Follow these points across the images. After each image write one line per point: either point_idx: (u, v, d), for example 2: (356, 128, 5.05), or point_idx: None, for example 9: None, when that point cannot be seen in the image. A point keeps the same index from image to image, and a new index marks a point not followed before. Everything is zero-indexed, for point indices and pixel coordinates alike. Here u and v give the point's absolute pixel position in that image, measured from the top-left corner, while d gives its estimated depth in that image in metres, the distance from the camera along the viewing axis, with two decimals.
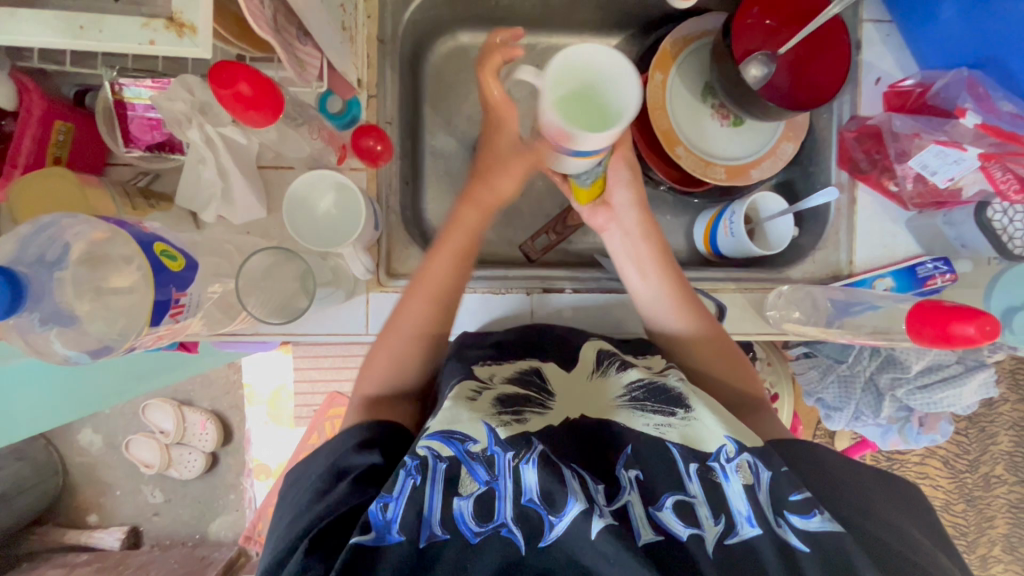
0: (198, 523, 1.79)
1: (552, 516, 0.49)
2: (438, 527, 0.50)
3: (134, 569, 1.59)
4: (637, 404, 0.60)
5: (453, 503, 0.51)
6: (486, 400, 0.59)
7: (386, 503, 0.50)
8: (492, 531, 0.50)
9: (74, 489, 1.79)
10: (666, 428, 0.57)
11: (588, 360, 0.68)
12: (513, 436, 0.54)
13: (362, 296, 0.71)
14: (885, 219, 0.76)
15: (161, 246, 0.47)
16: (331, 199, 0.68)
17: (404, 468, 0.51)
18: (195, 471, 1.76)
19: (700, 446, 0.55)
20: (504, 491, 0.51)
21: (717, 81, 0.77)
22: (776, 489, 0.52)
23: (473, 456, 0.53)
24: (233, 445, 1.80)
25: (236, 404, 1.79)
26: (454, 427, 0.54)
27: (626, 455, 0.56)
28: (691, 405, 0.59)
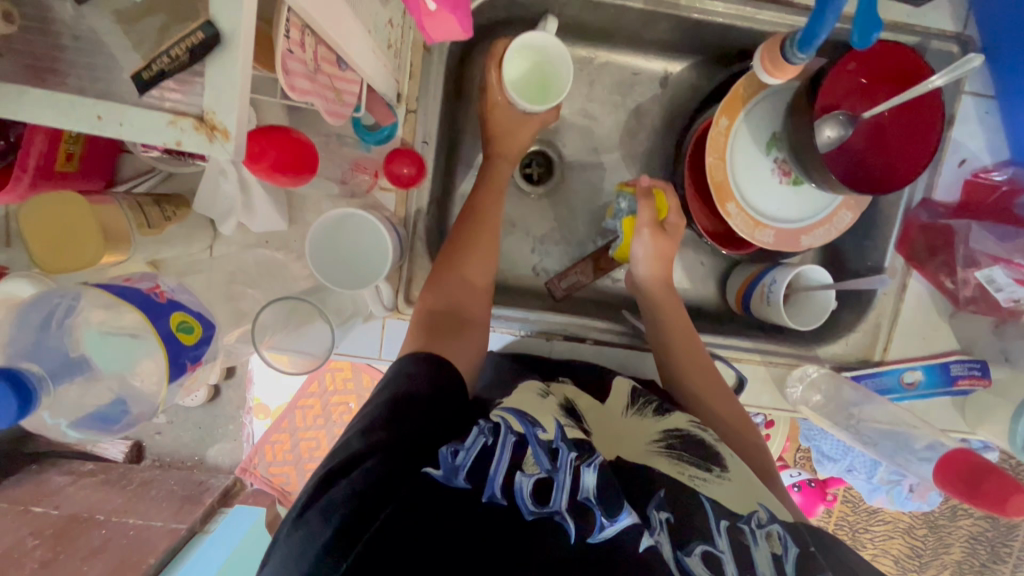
0: (198, 445, 1.77)
1: (605, 517, 0.47)
2: (499, 492, 0.48)
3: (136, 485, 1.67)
4: (672, 451, 0.58)
5: (513, 478, 0.48)
6: (550, 400, 0.58)
7: (457, 449, 0.49)
8: (547, 516, 0.47)
9: None
10: (701, 481, 0.55)
11: (624, 392, 0.66)
12: (577, 438, 0.53)
13: (379, 319, 0.69)
14: (931, 312, 0.72)
15: (177, 318, 0.47)
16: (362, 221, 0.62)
17: (478, 426, 0.50)
18: (197, 400, 1.81)
19: (732, 506, 0.53)
20: (561, 484, 0.48)
21: (787, 136, 0.70)
22: (804, 566, 0.50)
23: (540, 442, 0.51)
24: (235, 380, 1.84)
25: None
26: (527, 410, 0.54)
27: (659, 497, 0.52)
28: (728, 465, 0.58)
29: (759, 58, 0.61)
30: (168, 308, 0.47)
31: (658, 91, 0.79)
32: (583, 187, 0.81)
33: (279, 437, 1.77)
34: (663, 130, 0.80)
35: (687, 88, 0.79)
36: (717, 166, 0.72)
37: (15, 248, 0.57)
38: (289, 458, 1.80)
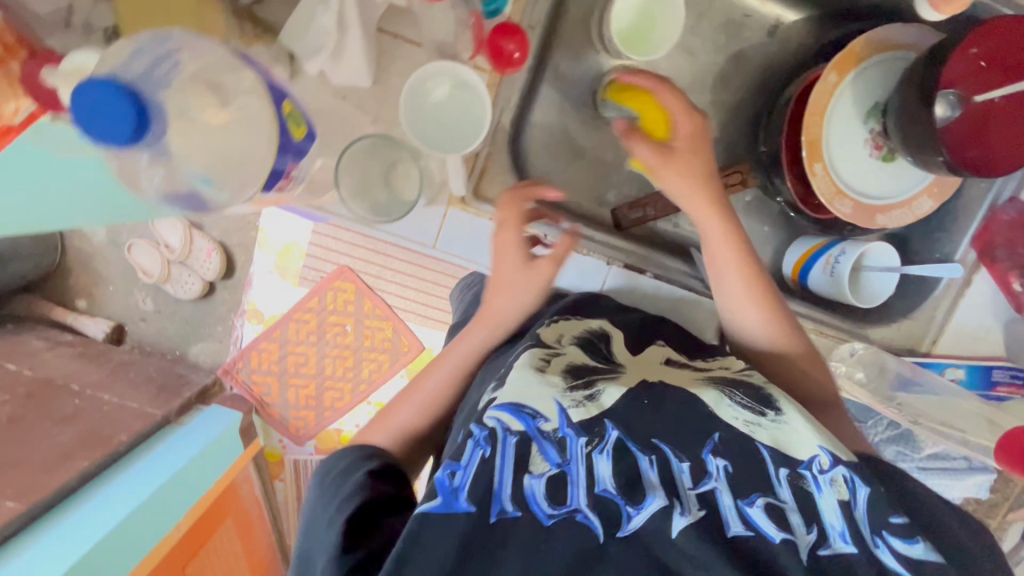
0: (182, 342, 1.83)
1: (631, 506, 0.48)
2: (508, 503, 0.47)
3: (115, 365, 1.64)
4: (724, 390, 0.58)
5: (524, 481, 0.49)
6: (557, 367, 0.58)
7: (454, 471, 0.49)
8: (566, 515, 0.47)
9: (69, 271, 1.81)
10: (757, 428, 0.55)
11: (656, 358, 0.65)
12: (586, 420, 0.53)
13: (442, 207, 0.67)
14: (987, 312, 0.72)
15: (290, 109, 0.48)
16: (444, 90, 0.61)
17: (474, 439, 0.50)
18: (190, 293, 1.77)
19: (794, 450, 0.53)
20: (576, 478, 0.49)
21: (894, 105, 0.68)
22: (875, 509, 0.51)
23: (545, 434, 0.51)
24: (232, 281, 1.80)
25: (244, 244, 1.77)
26: (524, 401, 0.53)
27: (713, 444, 0.53)
28: (781, 407, 0.57)
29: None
30: (283, 96, 0.47)
31: (764, 40, 0.75)
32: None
33: (268, 346, 1.77)
34: (761, 81, 0.77)
35: (794, 44, 0.76)
36: (815, 124, 0.69)
37: (80, 39, 0.53)
38: (275, 369, 1.79)
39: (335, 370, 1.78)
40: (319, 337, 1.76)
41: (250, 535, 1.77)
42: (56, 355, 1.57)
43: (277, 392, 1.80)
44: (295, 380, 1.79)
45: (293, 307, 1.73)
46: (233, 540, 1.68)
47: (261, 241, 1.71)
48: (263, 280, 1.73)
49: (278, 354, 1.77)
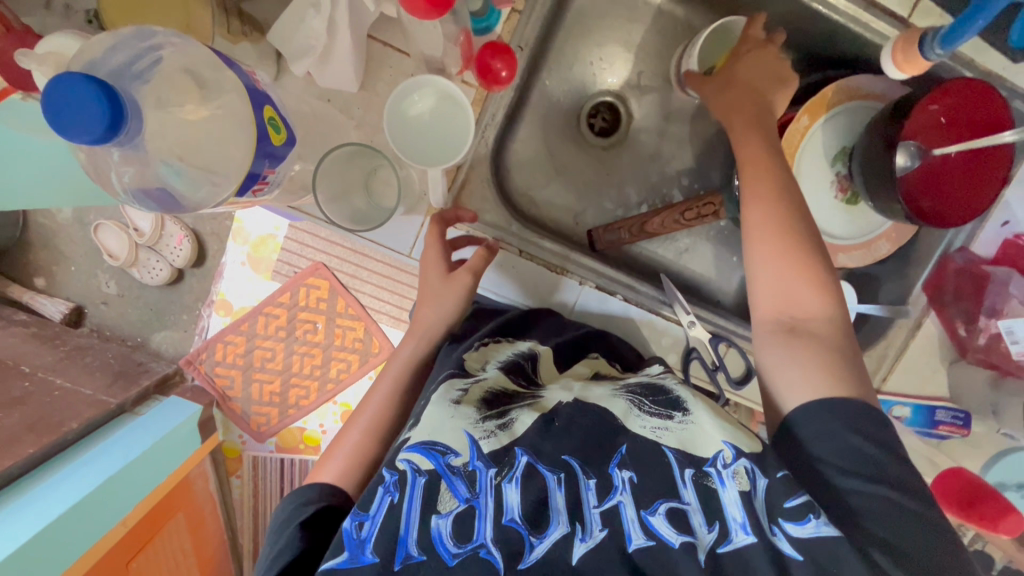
0: (144, 328, 1.78)
1: (534, 537, 0.50)
2: (414, 548, 0.49)
3: (71, 349, 1.59)
4: (636, 402, 0.61)
5: (430, 521, 0.51)
6: (474, 396, 0.61)
7: (362, 522, 0.51)
8: (470, 553, 0.49)
9: (29, 249, 1.75)
10: (663, 432, 0.57)
11: (583, 372, 0.68)
12: (497, 450, 0.55)
13: (421, 217, 0.67)
14: (935, 356, 0.76)
15: (270, 113, 0.48)
16: (429, 102, 0.62)
17: (383, 486, 0.53)
18: (157, 280, 1.73)
19: (697, 450, 0.55)
20: (485, 511, 0.51)
21: (860, 151, 0.71)
22: (772, 496, 0.51)
23: (455, 471, 0.54)
24: (202, 270, 1.77)
25: (217, 233, 1.74)
26: (437, 439, 0.55)
27: (620, 455, 0.55)
28: (690, 408, 0.60)
29: (891, 46, 0.62)
30: (264, 100, 0.47)
31: None
32: (636, 155, 0.83)
33: (234, 338, 1.73)
34: None
35: None
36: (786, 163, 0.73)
37: (59, 21, 0.52)
38: (239, 363, 1.74)
39: (302, 367, 1.74)
40: (288, 333, 1.72)
41: (200, 533, 1.72)
42: (7, 333, 1.51)
43: (240, 386, 1.76)
44: (260, 376, 1.75)
45: (264, 300, 1.70)
46: (182, 536, 1.64)
47: (242, 233, 1.69)
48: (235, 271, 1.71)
49: (245, 347, 1.73)
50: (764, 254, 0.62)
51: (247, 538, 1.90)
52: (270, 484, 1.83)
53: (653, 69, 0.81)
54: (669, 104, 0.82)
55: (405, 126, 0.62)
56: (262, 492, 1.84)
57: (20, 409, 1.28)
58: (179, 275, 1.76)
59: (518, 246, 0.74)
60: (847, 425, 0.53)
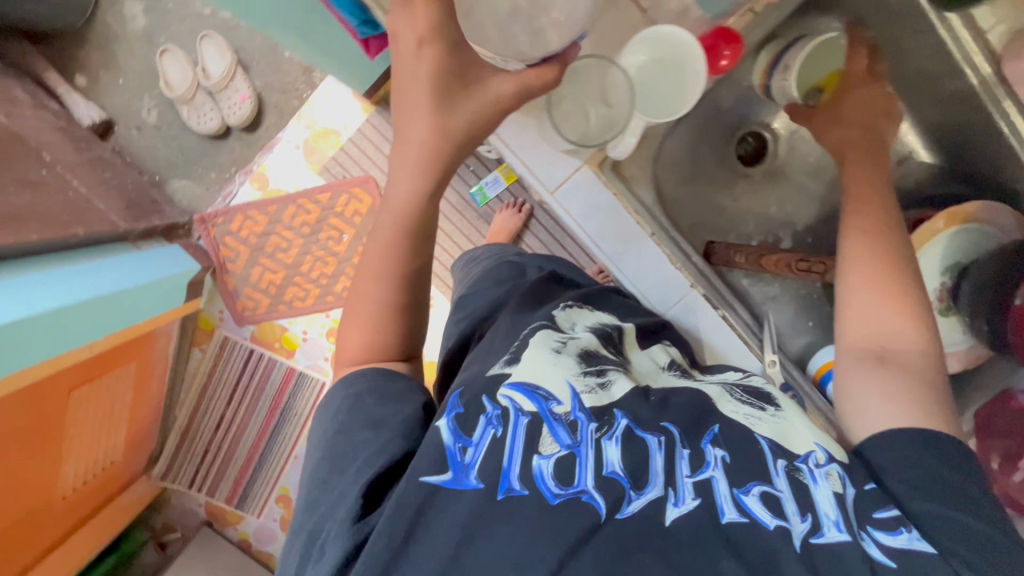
0: (167, 169, 1.70)
1: (633, 492, 0.57)
2: (517, 482, 0.56)
3: (93, 158, 1.50)
4: (728, 389, 0.71)
5: (534, 460, 0.58)
6: (570, 352, 0.69)
7: (466, 448, 0.59)
8: (572, 496, 0.56)
9: (85, 44, 1.66)
10: (756, 420, 0.66)
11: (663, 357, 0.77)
12: (597, 408, 0.63)
13: (579, 161, 0.66)
14: None
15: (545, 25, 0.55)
16: (641, 60, 0.61)
17: (487, 419, 0.61)
18: (203, 127, 1.65)
19: (790, 443, 0.64)
20: (586, 462, 0.58)
21: (976, 272, 0.76)
22: (862, 505, 0.58)
23: (557, 416, 0.62)
24: (250, 137, 1.70)
25: (280, 107, 1.68)
26: (539, 384, 0.64)
27: (715, 433, 0.64)
28: (781, 406, 0.70)
29: None
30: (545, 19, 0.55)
31: None
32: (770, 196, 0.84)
33: (258, 216, 1.69)
34: None
35: None
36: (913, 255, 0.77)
37: None
38: (251, 241, 1.70)
39: (310, 270, 1.71)
40: (311, 233, 1.69)
41: (143, 390, 1.65)
42: (35, 116, 1.42)
43: (243, 264, 1.71)
44: (266, 262, 1.71)
45: (303, 190, 1.67)
46: (125, 387, 1.55)
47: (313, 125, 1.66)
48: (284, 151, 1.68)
49: (263, 229, 1.69)
50: (863, 274, 0.67)
51: (183, 414, 1.84)
52: (231, 368, 1.79)
53: None
54: (819, 162, 0.84)
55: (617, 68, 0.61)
56: (219, 373, 1.80)
57: (33, 194, 1.21)
58: (226, 132, 1.69)
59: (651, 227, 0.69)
60: (945, 460, 0.59)
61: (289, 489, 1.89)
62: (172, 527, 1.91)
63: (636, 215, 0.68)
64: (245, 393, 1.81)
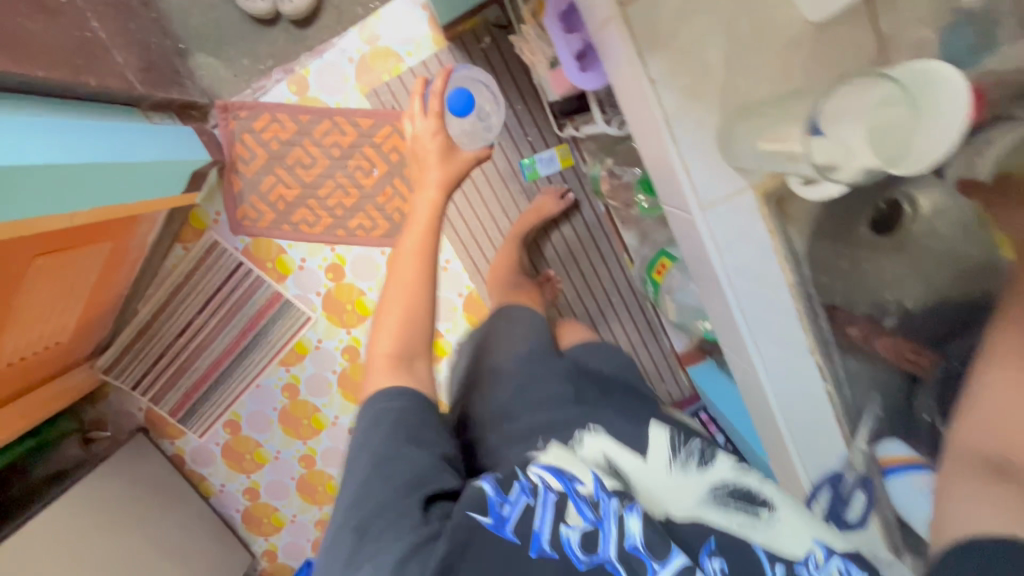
0: (197, 41, 1.50)
1: (654, 563, 0.58)
2: (547, 546, 0.60)
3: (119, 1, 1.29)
4: (723, 496, 0.66)
5: (561, 530, 0.61)
6: (591, 458, 0.71)
7: (504, 503, 0.63)
8: (597, 563, 0.59)
9: None
10: (748, 528, 0.63)
11: (664, 449, 0.73)
12: (619, 488, 0.65)
13: None
14: None
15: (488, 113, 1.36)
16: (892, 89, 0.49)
17: (522, 485, 0.65)
18: (250, 7, 1.46)
19: (787, 550, 0.61)
20: (608, 533, 0.60)
21: None
22: None
23: (580, 494, 0.63)
24: (299, 33, 1.51)
25: (341, 11, 1.50)
26: (568, 468, 0.67)
27: (711, 547, 0.61)
28: (774, 506, 0.65)
29: None
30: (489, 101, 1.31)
31: None
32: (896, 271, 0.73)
33: (286, 122, 1.51)
34: None
35: None
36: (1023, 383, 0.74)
37: None
38: (272, 147, 1.53)
39: (328, 197, 1.56)
40: (340, 156, 1.53)
41: (110, 275, 1.47)
42: None
43: (256, 169, 1.54)
44: (281, 173, 1.54)
45: (344, 109, 1.51)
46: (93, 267, 1.38)
47: (374, 43, 1.48)
48: (332, 60, 1.50)
49: (289, 138, 1.52)
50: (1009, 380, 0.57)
51: (145, 310, 1.67)
52: (211, 276, 1.63)
53: None
54: None
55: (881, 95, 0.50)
56: (196, 277, 1.63)
57: (47, 21, 1.01)
58: (274, 18, 1.50)
59: None
60: None
61: (241, 416, 1.79)
62: (102, 423, 1.77)
63: None
64: (218, 305, 1.66)
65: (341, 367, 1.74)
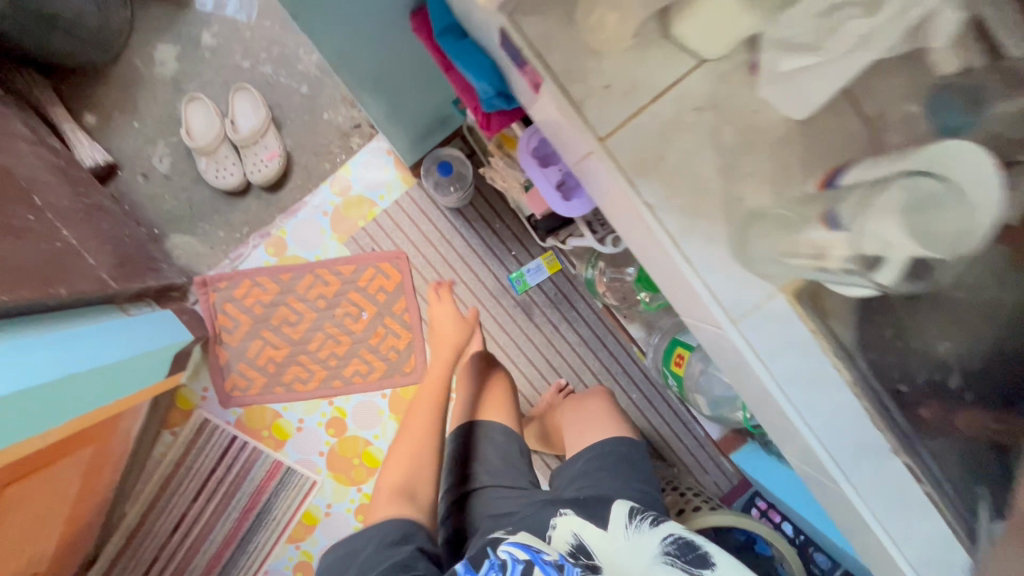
0: (169, 222, 1.52)
1: None
2: None
3: (93, 203, 1.31)
4: (669, 559, 0.77)
5: None
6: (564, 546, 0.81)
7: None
8: None
9: (103, 82, 1.52)
10: None
11: (622, 513, 0.83)
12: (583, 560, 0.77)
13: (775, 289, 0.52)
14: None
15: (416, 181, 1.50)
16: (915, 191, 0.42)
17: (491, 563, 0.73)
18: (221, 183, 1.49)
19: None
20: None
21: None
22: None
23: (546, 560, 0.73)
24: (271, 197, 1.54)
25: (310, 169, 1.54)
26: (532, 542, 0.76)
27: None
28: (716, 564, 0.76)
29: None
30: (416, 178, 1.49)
31: None
32: None
33: (268, 284, 1.49)
34: None
35: None
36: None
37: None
38: (255, 311, 1.49)
39: (319, 349, 1.50)
40: (326, 306, 1.50)
41: (93, 481, 1.35)
42: (34, 152, 1.24)
43: (241, 336, 1.49)
44: (268, 335, 1.49)
45: (324, 260, 1.50)
46: (72, 480, 1.25)
47: (346, 193, 1.51)
48: (309, 215, 1.52)
49: (272, 298, 1.49)
50: None
51: (134, 510, 1.51)
52: (205, 458, 1.51)
53: None
54: None
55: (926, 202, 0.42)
56: (187, 464, 1.51)
57: (17, 244, 1.01)
58: (246, 187, 1.54)
59: (853, 377, 0.54)
60: None
61: None
62: None
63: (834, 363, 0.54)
64: (215, 488, 1.51)
65: (356, 530, 1.54)
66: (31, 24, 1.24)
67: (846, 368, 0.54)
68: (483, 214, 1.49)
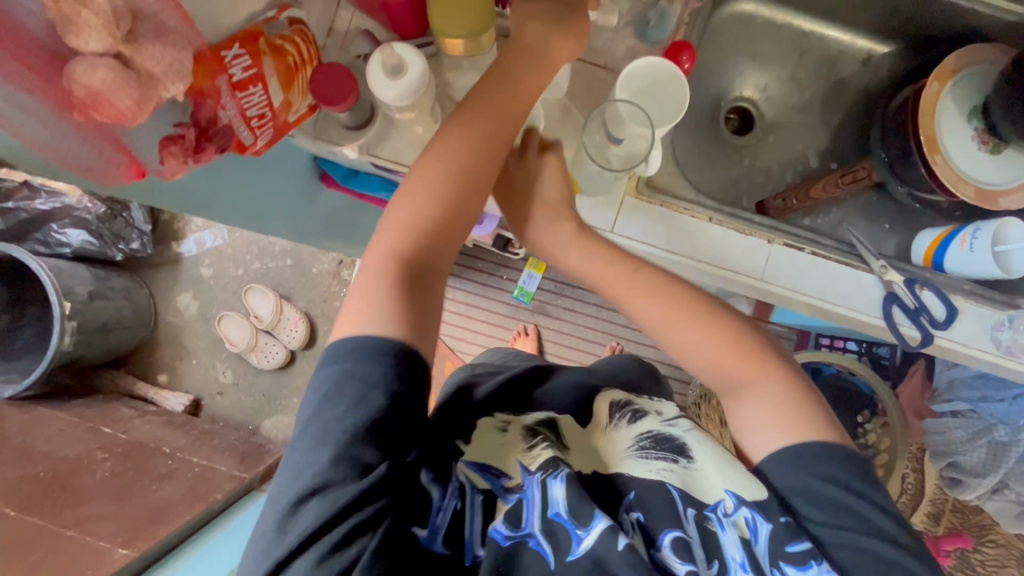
0: (255, 415, 1.84)
1: (581, 529, 0.57)
2: (478, 550, 0.58)
3: (199, 432, 1.63)
4: (643, 450, 0.65)
5: (489, 524, 0.58)
6: (514, 432, 0.67)
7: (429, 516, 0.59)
8: (522, 539, 0.57)
9: (155, 346, 1.89)
10: (668, 472, 0.63)
11: (603, 412, 0.71)
12: (543, 463, 0.61)
13: (620, 194, 0.74)
14: None
15: None
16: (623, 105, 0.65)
17: (445, 492, 0.60)
18: (272, 363, 1.81)
19: (705, 492, 0.61)
20: (534, 501, 0.59)
21: (994, 103, 0.77)
22: (775, 541, 0.58)
23: (507, 488, 0.60)
24: (312, 351, 1.85)
25: (328, 313, 1.85)
26: (489, 462, 0.63)
27: (628, 500, 0.61)
28: (694, 455, 0.64)
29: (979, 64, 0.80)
30: None
31: (860, 68, 0.92)
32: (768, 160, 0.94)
33: None
34: (849, 110, 0.93)
35: (884, 71, 0.92)
36: (940, 170, 0.78)
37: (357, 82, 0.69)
38: None
39: None
40: None
41: None
42: (144, 421, 1.59)
43: None
44: None
45: None
46: None
47: None
48: None
49: None
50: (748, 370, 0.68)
51: None
52: None
53: (774, 76, 0.95)
54: (797, 98, 0.95)
55: (630, 114, 0.65)
56: None
57: (172, 485, 1.32)
58: (292, 356, 1.85)
59: (708, 213, 0.75)
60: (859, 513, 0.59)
61: None
62: None
63: (688, 212, 0.75)
64: None
65: None
66: (95, 338, 1.62)
67: (700, 209, 0.76)
68: (465, 263, 1.74)
